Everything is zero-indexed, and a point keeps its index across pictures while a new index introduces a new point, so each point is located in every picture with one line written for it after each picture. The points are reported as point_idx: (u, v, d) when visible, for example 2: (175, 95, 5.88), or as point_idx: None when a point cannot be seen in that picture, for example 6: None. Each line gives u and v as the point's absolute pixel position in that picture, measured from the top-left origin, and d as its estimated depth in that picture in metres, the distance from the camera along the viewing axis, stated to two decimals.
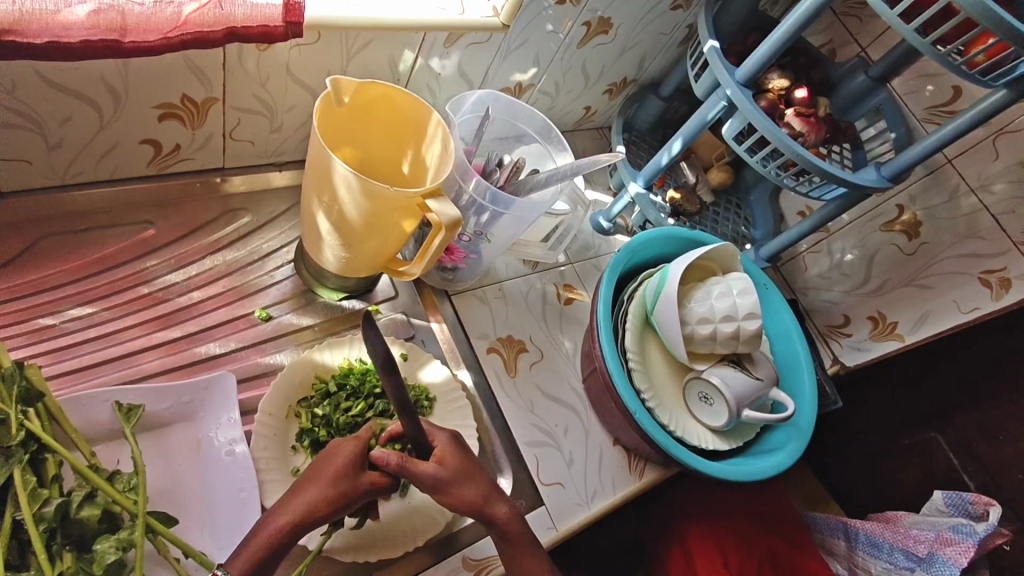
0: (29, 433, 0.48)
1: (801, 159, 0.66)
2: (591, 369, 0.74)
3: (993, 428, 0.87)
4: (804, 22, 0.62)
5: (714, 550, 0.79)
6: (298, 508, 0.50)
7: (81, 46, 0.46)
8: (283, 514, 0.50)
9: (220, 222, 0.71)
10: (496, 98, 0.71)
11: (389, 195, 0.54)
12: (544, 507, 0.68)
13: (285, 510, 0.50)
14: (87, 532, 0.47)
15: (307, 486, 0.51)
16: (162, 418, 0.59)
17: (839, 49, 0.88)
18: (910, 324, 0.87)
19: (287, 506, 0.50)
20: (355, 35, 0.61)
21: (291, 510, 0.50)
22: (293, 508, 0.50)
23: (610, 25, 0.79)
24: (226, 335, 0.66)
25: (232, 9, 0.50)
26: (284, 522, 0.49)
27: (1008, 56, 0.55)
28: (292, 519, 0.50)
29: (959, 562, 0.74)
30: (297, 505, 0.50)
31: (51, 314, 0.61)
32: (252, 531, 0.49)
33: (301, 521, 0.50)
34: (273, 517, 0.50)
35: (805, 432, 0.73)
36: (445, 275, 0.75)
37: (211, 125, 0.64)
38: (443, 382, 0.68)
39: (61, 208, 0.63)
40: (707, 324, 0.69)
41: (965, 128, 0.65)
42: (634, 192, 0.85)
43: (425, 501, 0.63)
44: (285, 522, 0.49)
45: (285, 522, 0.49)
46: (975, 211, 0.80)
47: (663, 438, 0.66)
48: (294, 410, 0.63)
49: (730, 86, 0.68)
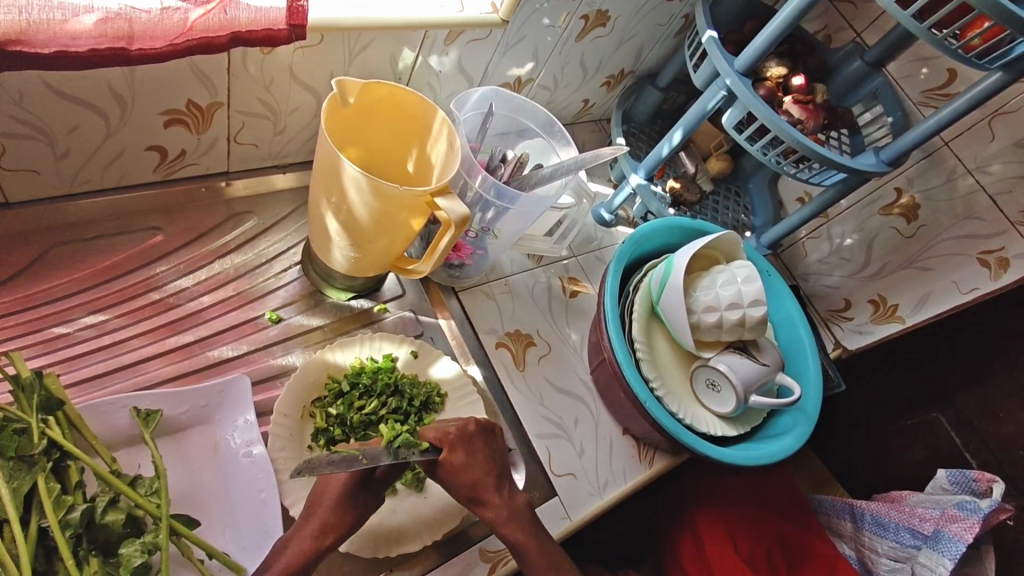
0: (50, 441, 0.49)
1: (801, 147, 0.67)
2: (599, 360, 0.74)
3: (993, 407, 0.90)
4: (800, 12, 0.64)
5: (724, 534, 0.80)
6: (316, 530, 0.53)
7: (89, 55, 0.47)
8: (305, 538, 0.52)
9: (226, 227, 0.71)
10: (498, 94, 0.71)
11: (398, 194, 0.54)
12: (557, 498, 0.69)
13: (304, 533, 0.53)
14: (112, 537, 0.47)
15: (321, 501, 0.55)
16: (179, 422, 0.59)
17: (834, 34, 0.89)
18: (911, 306, 0.88)
19: (305, 531, 0.53)
20: (357, 35, 0.62)
21: (312, 535, 0.53)
22: (312, 532, 0.53)
23: (607, 18, 0.79)
24: (236, 339, 0.67)
25: (236, 13, 0.50)
26: (306, 547, 0.52)
27: (1004, 39, 0.57)
28: (313, 543, 0.52)
29: (965, 538, 0.76)
30: (317, 528, 0.53)
31: (64, 323, 0.61)
32: (278, 550, 0.52)
33: (324, 543, 0.53)
34: (295, 543, 0.52)
35: (811, 415, 0.73)
36: (453, 271, 0.76)
37: (216, 129, 0.64)
38: (454, 378, 0.69)
39: (69, 218, 0.63)
40: (713, 312, 0.70)
41: (962, 110, 0.65)
42: (635, 183, 0.86)
43: (441, 493, 0.64)
44: (308, 547, 0.52)
45: (309, 547, 0.52)
46: (972, 192, 0.81)
47: (673, 426, 0.67)
48: (309, 410, 0.63)
49: (729, 76, 0.69)
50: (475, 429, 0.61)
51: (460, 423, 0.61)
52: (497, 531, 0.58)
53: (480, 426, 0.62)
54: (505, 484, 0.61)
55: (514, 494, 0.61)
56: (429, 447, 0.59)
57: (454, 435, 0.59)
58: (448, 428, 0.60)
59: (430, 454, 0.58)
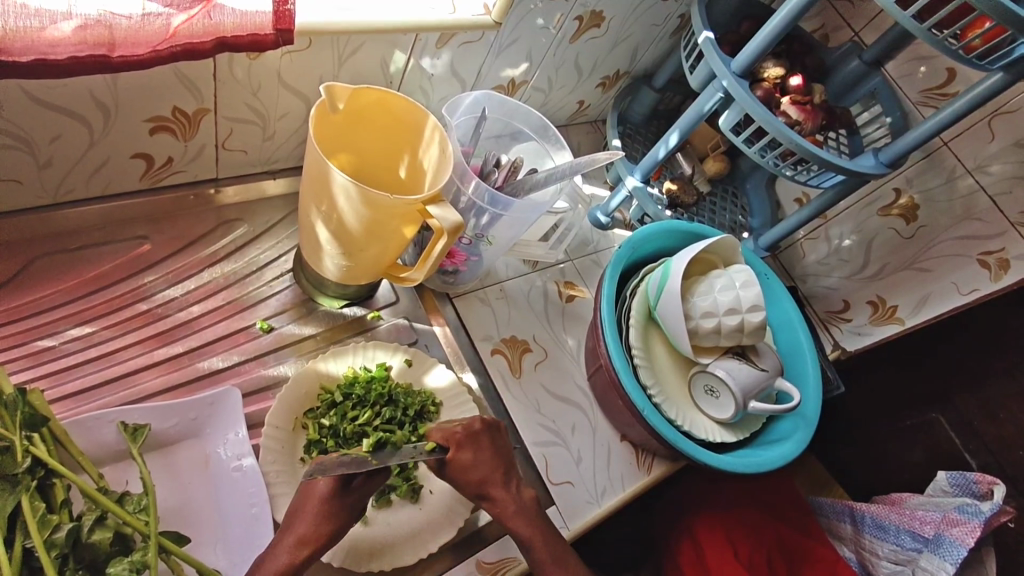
0: (34, 459, 0.47)
1: (800, 149, 0.66)
2: (596, 367, 0.73)
3: (993, 407, 0.88)
4: (797, 13, 0.63)
5: (723, 537, 0.80)
6: (292, 545, 0.51)
7: (70, 62, 0.45)
8: (281, 554, 0.51)
9: (215, 235, 0.70)
10: (491, 98, 0.70)
11: (389, 203, 0.53)
12: (554, 507, 0.68)
13: (282, 549, 0.51)
14: (99, 556, 0.46)
15: (299, 514, 0.53)
16: (168, 436, 0.58)
17: (832, 33, 0.88)
18: (910, 308, 0.88)
19: (282, 546, 0.51)
20: (346, 39, 0.61)
21: (290, 550, 0.51)
22: (289, 547, 0.51)
23: (602, 18, 0.78)
24: (227, 349, 0.65)
25: (221, 18, 0.49)
26: (282, 563, 0.50)
27: (1004, 40, 0.56)
28: (290, 558, 0.51)
29: (965, 542, 0.75)
30: (292, 544, 0.51)
31: (49, 336, 0.60)
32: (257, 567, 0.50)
33: (301, 557, 0.51)
34: (272, 558, 0.51)
35: (811, 420, 0.73)
36: (447, 278, 0.75)
37: (203, 136, 0.63)
38: (449, 386, 0.68)
39: (54, 228, 0.62)
40: (711, 318, 0.69)
41: (962, 111, 0.64)
42: (632, 186, 0.84)
43: (436, 505, 0.63)
44: (284, 565, 0.50)
45: (286, 563, 0.50)
46: (972, 192, 0.80)
47: (671, 433, 0.66)
48: (301, 421, 0.62)
49: (726, 78, 0.68)
50: (481, 428, 0.61)
51: (466, 422, 0.60)
52: (505, 526, 0.58)
53: (485, 424, 0.61)
54: (513, 478, 0.61)
55: (522, 488, 0.61)
56: (437, 446, 0.59)
57: (462, 433, 0.59)
58: (455, 428, 0.59)
59: (438, 454, 0.58)
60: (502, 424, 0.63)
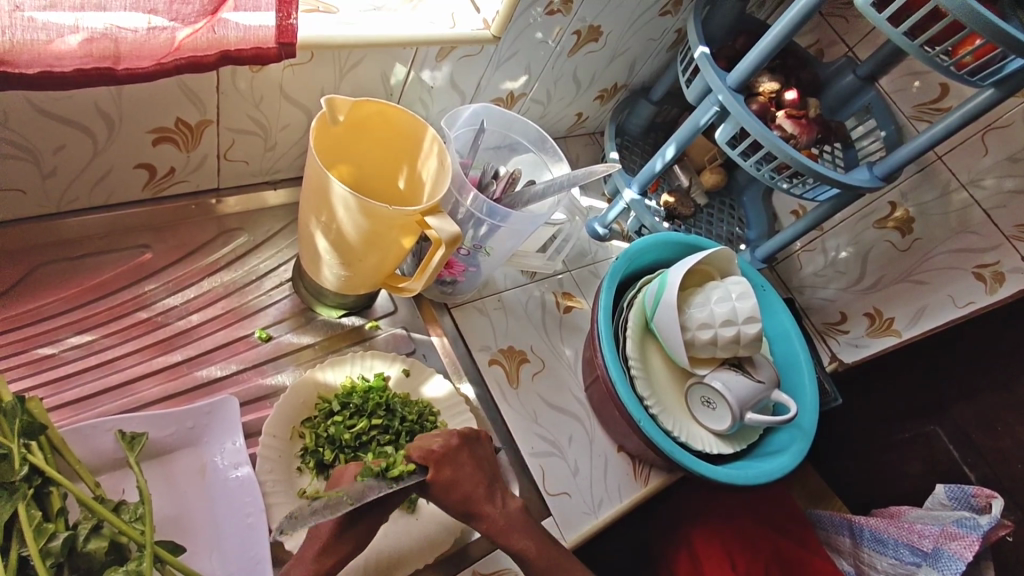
0: (32, 467, 0.46)
1: (795, 162, 0.66)
2: (594, 377, 0.74)
3: (992, 419, 0.88)
4: (793, 28, 0.63)
5: (720, 552, 0.80)
6: (312, 555, 0.52)
7: (75, 75, 0.46)
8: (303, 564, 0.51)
9: (217, 244, 0.71)
10: (491, 111, 0.71)
11: (388, 213, 0.54)
12: (551, 517, 0.68)
13: (305, 557, 0.52)
14: (95, 565, 0.45)
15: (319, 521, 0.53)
16: (166, 444, 0.58)
17: (827, 48, 0.89)
18: (907, 319, 0.87)
19: (305, 554, 0.52)
20: (347, 53, 0.61)
21: (309, 559, 0.51)
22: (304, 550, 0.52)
23: (600, 33, 0.79)
24: (226, 358, 0.66)
25: (225, 32, 0.50)
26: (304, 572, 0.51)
27: (996, 56, 0.56)
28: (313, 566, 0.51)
29: (964, 556, 0.74)
30: (314, 552, 0.52)
31: (49, 343, 0.60)
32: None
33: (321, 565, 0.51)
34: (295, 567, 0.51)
35: (808, 432, 0.73)
36: (445, 288, 0.76)
37: (205, 147, 0.64)
38: (446, 396, 0.68)
39: (56, 237, 0.62)
40: (708, 329, 0.70)
41: (953, 129, 0.64)
42: (629, 198, 0.85)
43: (434, 514, 0.63)
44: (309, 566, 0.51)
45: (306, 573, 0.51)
46: (966, 207, 0.81)
47: (668, 444, 0.66)
48: (298, 430, 0.62)
49: (722, 92, 0.69)
50: (459, 442, 0.59)
51: (445, 437, 0.58)
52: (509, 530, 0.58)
53: (463, 438, 0.60)
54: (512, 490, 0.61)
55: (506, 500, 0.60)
56: (416, 468, 0.56)
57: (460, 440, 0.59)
58: (432, 445, 0.57)
59: (418, 475, 0.55)
60: (482, 434, 0.62)
